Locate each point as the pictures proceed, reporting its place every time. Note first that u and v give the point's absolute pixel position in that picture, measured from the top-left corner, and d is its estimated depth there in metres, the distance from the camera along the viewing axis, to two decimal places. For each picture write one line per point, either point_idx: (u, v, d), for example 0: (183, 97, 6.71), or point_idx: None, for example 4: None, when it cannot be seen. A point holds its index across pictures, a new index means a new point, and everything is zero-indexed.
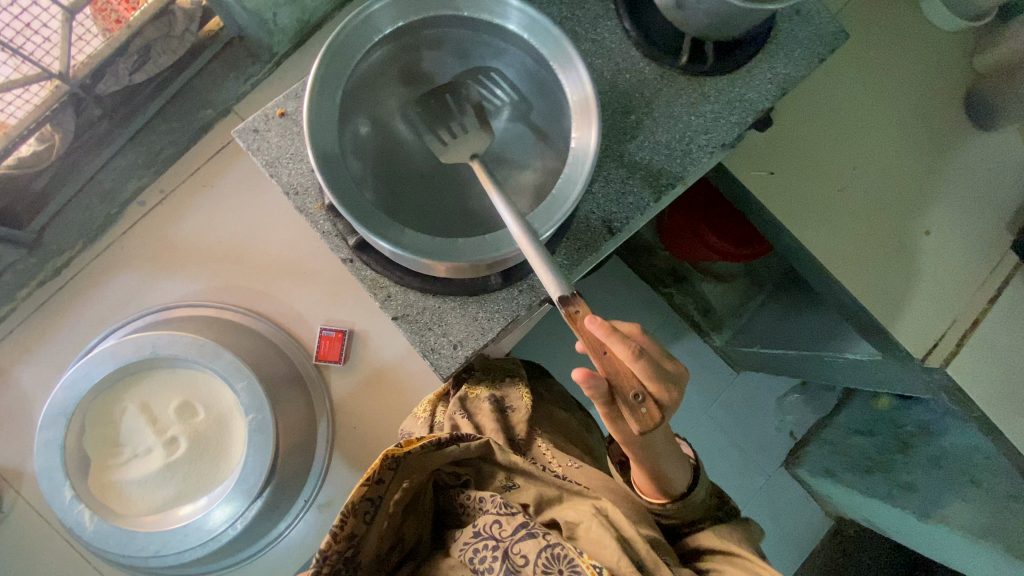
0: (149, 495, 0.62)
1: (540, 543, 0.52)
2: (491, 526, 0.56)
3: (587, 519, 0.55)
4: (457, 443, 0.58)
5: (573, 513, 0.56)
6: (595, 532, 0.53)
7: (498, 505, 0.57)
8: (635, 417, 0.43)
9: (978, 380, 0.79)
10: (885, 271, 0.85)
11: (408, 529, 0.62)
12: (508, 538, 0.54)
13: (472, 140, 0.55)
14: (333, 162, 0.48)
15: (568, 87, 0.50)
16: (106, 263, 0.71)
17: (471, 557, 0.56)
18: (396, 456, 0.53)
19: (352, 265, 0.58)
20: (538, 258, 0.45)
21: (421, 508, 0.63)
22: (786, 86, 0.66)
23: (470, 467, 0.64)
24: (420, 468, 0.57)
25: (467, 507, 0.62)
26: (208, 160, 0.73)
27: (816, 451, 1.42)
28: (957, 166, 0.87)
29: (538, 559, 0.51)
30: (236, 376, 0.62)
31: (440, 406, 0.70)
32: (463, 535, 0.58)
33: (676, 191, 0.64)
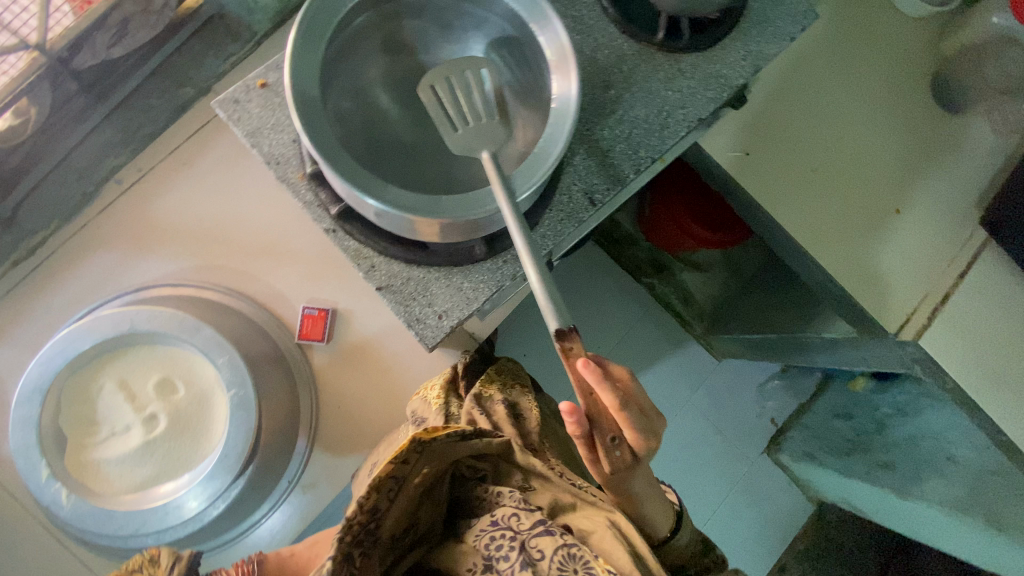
0: (127, 474, 0.61)
1: (556, 540, 0.49)
2: (509, 516, 0.53)
3: (601, 529, 0.51)
4: (479, 436, 0.56)
5: (587, 522, 0.52)
6: (608, 543, 0.50)
7: (516, 499, 0.55)
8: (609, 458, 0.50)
9: (949, 351, 0.82)
10: (858, 248, 0.88)
11: (422, 514, 0.59)
12: (525, 531, 0.52)
13: (489, 127, 0.53)
14: (316, 122, 0.47)
15: (544, 40, 0.50)
16: (81, 243, 0.70)
17: (487, 546, 0.53)
18: (421, 441, 0.51)
19: (335, 235, 0.58)
20: (513, 221, 0.46)
21: (437, 495, 0.59)
22: (760, 62, 0.68)
23: (488, 463, 0.60)
24: (441, 457, 0.54)
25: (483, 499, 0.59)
26: (187, 139, 0.72)
27: (798, 437, 1.46)
28: (922, 148, 0.91)
29: (554, 556, 0.49)
30: (217, 352, 0.62)
31: (452, 399, 0.68)
32: (478, 522, 0.56)
33: (655, 164, 0.66)
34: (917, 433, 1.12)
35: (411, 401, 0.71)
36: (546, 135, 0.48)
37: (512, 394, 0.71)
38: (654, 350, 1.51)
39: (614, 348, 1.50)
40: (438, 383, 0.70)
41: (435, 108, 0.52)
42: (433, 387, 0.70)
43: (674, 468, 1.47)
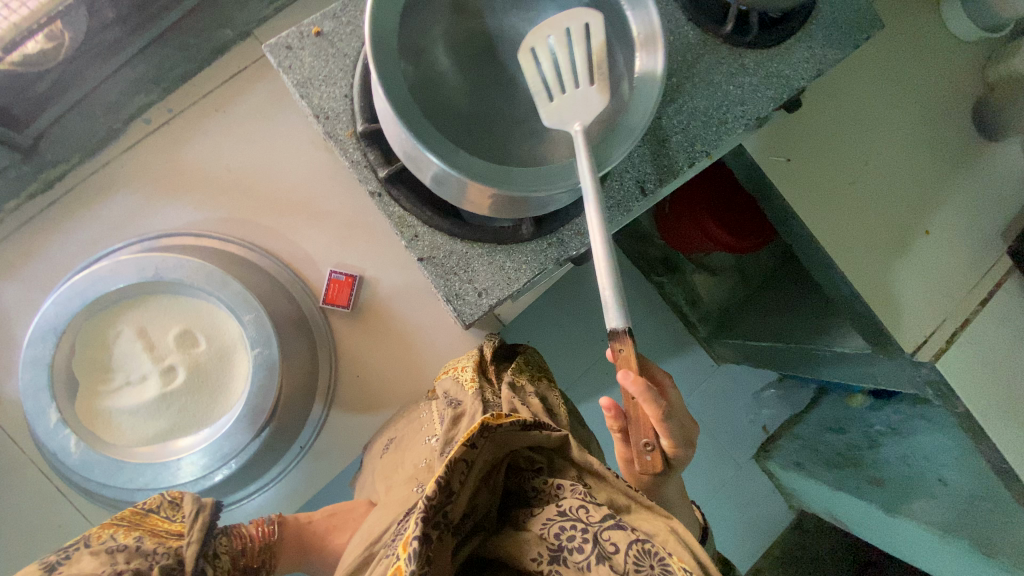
0: (140, 426, 0.58)
1: (631, 535, 0.48)
2: (577, 508, 0.52)
3: (664, 531, 0.49)
4: (539, 427, 0.56)
5: (648, 523, 0.51)
6: (672, 548, 0.48)
7: (581, 493, 0.53)
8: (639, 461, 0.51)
9: (962, 376, 0.83)
10: (885, 266, 0.87)
11: (479, 501, 0.56)
12: (596, 524, 0.50)
13: (585, 95, 0.49)
14: (388, 77, 0.45)
15: (631, 18, 0.51)
16: (103, 181, 0.67)
17: (555, 537, 0.51)
18: (489, 426, 0.52)
19: (380, 199, 0.56)
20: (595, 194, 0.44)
21: (494, 484, 0.57)
22: (822, 67, 0.66)
23: (544, 456, 0.59)
24: (502, 444, 0.55)
25: (541, 492, 0.57)
26: (223, 83, 0.69)
27: (788, 446, 1.47)
28: (960, 172, 0.90)
29: (628, 550, 0.48)
30: (243, 308, 0.59)
31: (486, 384, 0.65)
32: (543, 512, 0.54)
33: (708, 159, 0.64)
34: (911, 453, 1.14)
35: (441, 380, 0.67)
36: (634, 100, 0.50)
37: (542, 386, 0.69)
38: (657, 348, 1.51)
39: None
40: (470, 366, 0.67)
41: (534, 78, 0.50)
42: (466, 369, 0.66)
43: None
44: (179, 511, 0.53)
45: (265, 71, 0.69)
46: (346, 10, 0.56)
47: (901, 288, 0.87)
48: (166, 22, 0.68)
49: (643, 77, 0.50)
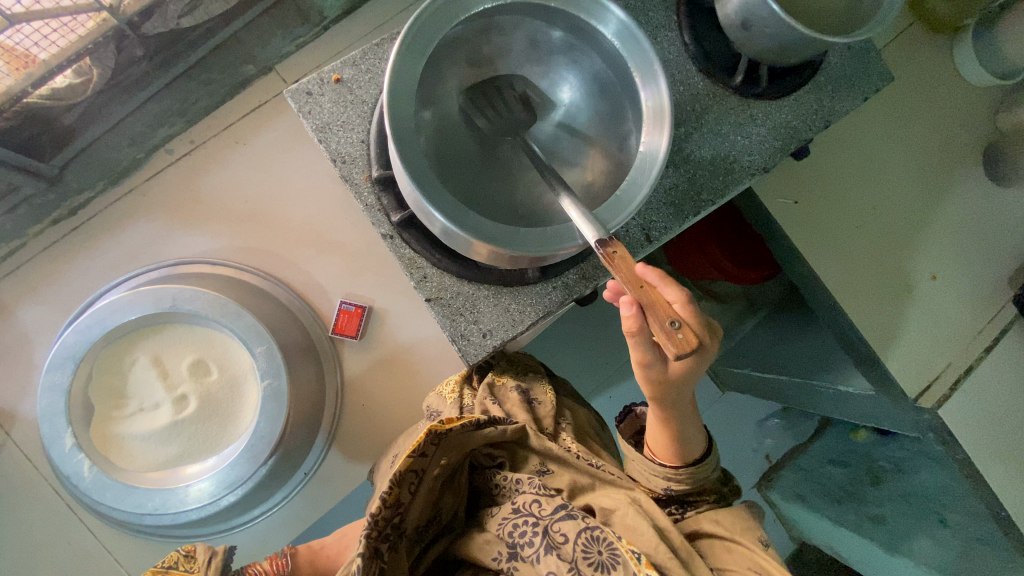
0: (151, 451, 0.60)
1: (580, 525, 0.53)
2: (530, 503, 0.56)
3: (623, 506, 0.56)
4: (494, 425, 0.60)
5: (608, 501, 0.58)
6: (630, 519, 0.55)
7: (536, 486, 0.58)
8: (671, 340, 0.39)
9: (963, 423, 0.83)
10: (889, 311, 0.88)
11: (443, 504, 0.62)
12: (547, 517, 0.55)
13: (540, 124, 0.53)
14: (406, 136, 0.47)
15: (644, 94, 0.49)
16: (126, 209, 0.69)
17: (510, 535, 0.56)
18: (438, 433, 0.55)
19: (392, 242, 0.57)
20: (581, 217, 0.45)
21: (457, 486, 0.63)
22: (830, 118, 0.67)
23: (505, 449, 0.64)
24: (458, 446, 0.58)
25: (502, 487, 0.62)
26: (243, 117, 0.71)
27: (792, 476, 1.47)
28: (966, 219, 0.90)
29: (577, 539, 0.52)
30: (255, 340, 0.61)
31: (465, 391, 0.69)
32: (500, 510, 0.59)
33: (714, 206, 0.65)
34: (914, 491, 1.12)
35: (428, 396, 0.72)
36: (628, 180, 0.48)
37: (528, 378, 0.73)
38: None
39: None
40: (451, 377, 0.72)
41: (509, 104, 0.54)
42: (448, 382, 0.71)
43: None
44: (195, 561, 0.54)
45: (284, 107, 0.72)
46: (366, 58, 0.58)
47: (906, 334, 0.87)
48: (190, 58, 0.70)
49: (644, 157, 0.48)
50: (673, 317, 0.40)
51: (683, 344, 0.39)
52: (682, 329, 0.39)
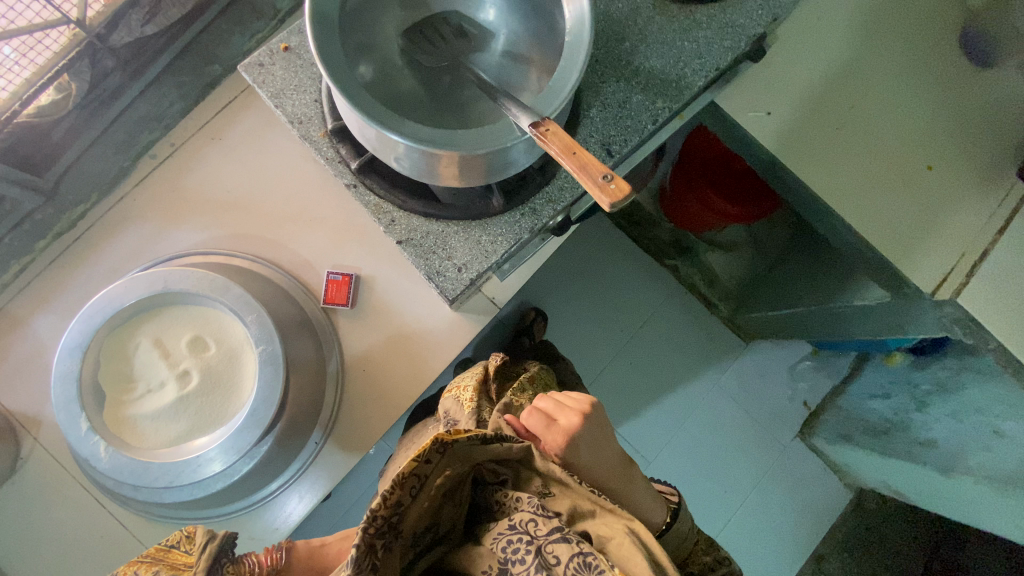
0: (162, 429, 0.63)
1: (573, 548, 0.51)
2: (526, 522, 0.55)
3: (619, 535, 0.54)
4: (500, 441, 0.59)
5: (606, 528, 0.55)
6: (625, 549, 0.52)
7: (535, 505, 0.56)
8: (604, 188, 0.38)
9: (987, 308, 0.79)
10: (887, 208, 0.85)
11: (444, 515, 0.61)
12: (542, 536, 0.53)
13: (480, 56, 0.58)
14: None
15: None
16: (120, 213, 0.73)
17: (503, 551, 0.55)
18: (444, 441, 0.53)
19: (356, 190, 0.59)
20: (517, 113, 0.45)
21: (459, 498, 0.62)
22: (776, 11, 0.67)
23: (510, 467, 0.62)
24: (461, 458, 0.57)
25: (502, 505, 0.60)
26: (217, 114, 0.75)
27: (834, 418, 1.42)
28: (952, 103, 0.87)
29: (569, 562, 0.50)
30: (245, 310, 0.63)
31: (482, 404, 0.79)
32: (497, 525, 0.57)
33: (674, 113, 0.65)
34: (960, 407, 1.05)
35: (445, 400, 0.84)
36: (558, 70, 0.47)
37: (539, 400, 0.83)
38: (679, 333, 1.50)
39: (637, 331, 1.49)
40: (470, 387, 0.82)
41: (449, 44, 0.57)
42: (466, 391, 0.82)
43: (700, 452, 1.46)
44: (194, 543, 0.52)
45: (254, 99, 0.76)
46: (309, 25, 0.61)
47: (907, 228, 0.84)
48: (159, 64, 0.75)
49: (574, 28, 0.47)
50: (604, 171, 0.39)
51: (616, 195, 0.38)
52: (615, 180, 0.38)
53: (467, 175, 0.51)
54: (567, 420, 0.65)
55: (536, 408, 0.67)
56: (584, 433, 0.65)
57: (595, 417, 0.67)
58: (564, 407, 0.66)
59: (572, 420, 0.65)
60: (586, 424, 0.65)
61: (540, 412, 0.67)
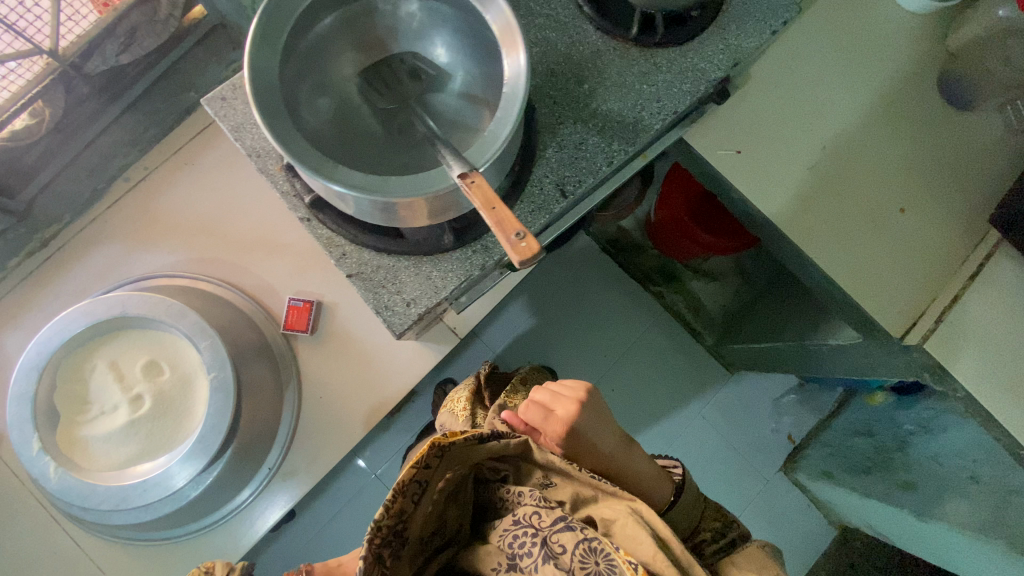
0: (113, 451, 0.64)
1: (577, 535, 0.52)
2: (531, 515, 0.58)
3: (623, 516, 0.55)
4: (497, 439, 0.61)
5: (609, 512, 0.57)
6: (630, 530, 0.54)
7: (536, 498, 0.59)
8: (515, 244, 0.39)
9: (955, 354, 0.78)
10: (858, 250, 0.84)
11: (449, 516, 0.65)
12: (546, 528, 0.56)
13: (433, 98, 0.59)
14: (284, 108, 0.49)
15: (489, 15, 0.50)
16: (91, 234, 0.75)
17: (509, 546, 0.58)
18: (441, 445, 0.56)
19: (310, 224, 0.60)
20: (447, 157, 0.47)
21: (462, 499, 0.66)
22: (738, 56, 0.67)
23: (509, 464, 0.65)
24: (464, 459, 0.60)
25: (505, 501, 0.64)
26: (190, 140, 0.77)
27: (817, 454, 1.40)
28: (927, 146, 0.87)
29: (574, 549, 0.52)
30: (200, 337, 0.64)
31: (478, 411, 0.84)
32: (502, 522, 0.60)
33: (630, 154, 0.66)
34: (940, 451, 1.05)
35: (441, 414, 0.91)
36: (496, 120, 0.48)
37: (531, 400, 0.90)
38: (663, 361, 1.49)
39: (620, 358, 1.48)
40: (463, 398, 0.89)
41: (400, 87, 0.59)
42: (460, 402, 0.88)
43: None
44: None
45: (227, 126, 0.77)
46: None
47: (877, 271, 0.84)
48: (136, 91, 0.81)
49: (511, 78, 0.48)
50: (518, 228, 0.40)
51: (526, 253, 0.40)
52: (526, 238, 0.40)
53: (434, 216, 0.54)
54: (564, 409, 0.68)
55: (533, 401, 0.70)
56: (582, 419, 0.67)
57: (592, 402, 0.69)
58: (560, 397, 0.69)
59: (569, 410, 0.67)
60: (584, 411, 0.68)
61: (538, 404, 0.69)
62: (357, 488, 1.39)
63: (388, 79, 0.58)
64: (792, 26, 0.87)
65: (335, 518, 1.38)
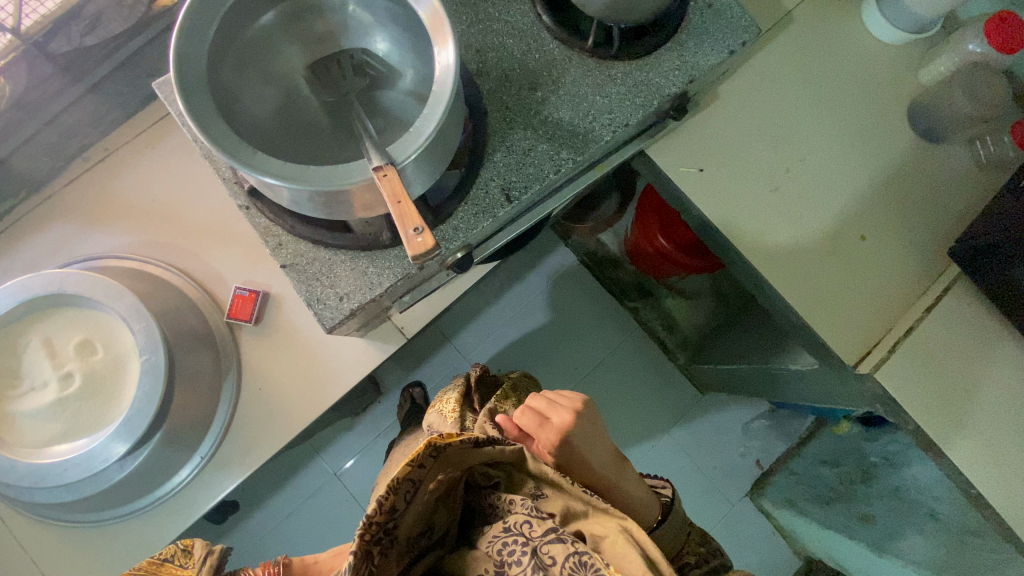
0: (38, 428, 0.63)
1: (568, 548, 0.49)
2: (521, 524, 0.54)
3: (613, 533, 0.51)
4: (493, 443, 0.54)
5: (599, 527, 0.52)
6: (620, 549, 0.49)
7: (528, 507, 0.54)
8: (410, 242, 0.43)
9: (906, 386, 0.77)
10: (815, 275, 0.83)
11: (438, 519, 0.60)
12: (537, 538, 0.52)
13: (377, 97, 0.59)
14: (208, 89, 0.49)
15: (420, 9, 0.50)
16: (45, 212, 0.75)
17: (498, 554, 0.54)
18: (437, 445, 0.50)
19: (248, 211, 0.61)
20: (370, 148, 0.47)
21: (452, 502, 0.60)
22: (693, 73, 0.68)
23: (502, 470, 0.58)
24: (456, 463, 0.54)
25: (497, 509, 0.58)
26: (152, 125, 0.77)
27: (783, 481, 1.38)
28: (893, 176, 0.86)
29: (565, 561, 0.49)
30: (135, 319, 0.64)
31: (467, 414, 0.78)
32: (492, 528, 0.57)
33: (578, 164, 0.66)
34: (903, 486, 1.08)
35: (429, 414, 0.84)
36: (421, 118, 0.47)
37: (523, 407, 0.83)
38: (634, 378, 1.48)
39: (591, 372, 1.47)
40: (453, 399, 0.82)
41: (335, 81, 0.59)
42: (448, 404, 0.81)
43: None
44: (190, 558, 0.53)
45: None
46: None
47: (834, 297, 0.83)
48: (99, 72, 0.79)
49: (442, 72, 0.48)
50: (417, 224, 0.44)
51: (421, 249, 0.44)
52: (422, 233, 0.44)
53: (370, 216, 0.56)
54: (559, 418, 0.65)
55: (528, 406, 0.67)
56: (577, 430, 0.65)
57: (587, 414, 0.67)
58: (557, 405, 0.66)
59: (565, 418, 0.65)
60: (579, 421, 0.65)
61: (533, 411, 0.67)
62: (316, 486, 1.38)
63: (324, 72, 0.59)
64: (762, 48, 0.87)
65: (291, 514, 1.36)
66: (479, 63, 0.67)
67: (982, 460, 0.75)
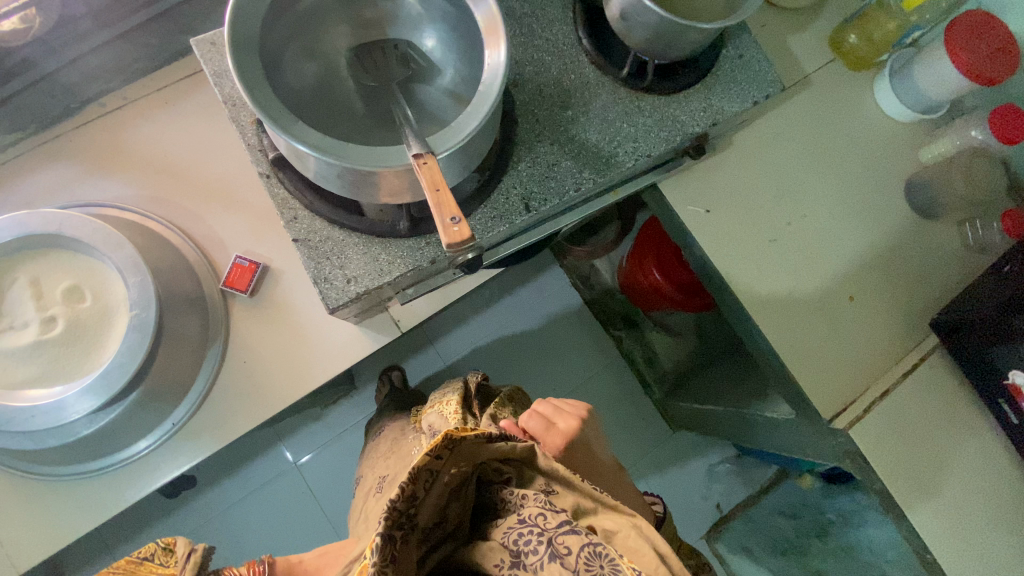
0: (10, 369, 0.61)
1: (582, 538, 0.45)
2: (536, 515, 0.50)
3: (625, 527, 0.50)
4: (505, 439, 0.54)
5: (610, 521, 0.51)
6: (632, 542, 0.49)
7: (542, 499, 0.51)
8: (445, 231, 0.43)
9: (876, 445, 0.80)
10: (803, 327, 0.86)
11: (450, 512, 0.55)
12: (552, 528, 0.48)
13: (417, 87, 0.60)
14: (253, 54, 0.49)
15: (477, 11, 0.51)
16: (52, 151, 0.74)
17: (514, 544, 0.50)
18: (453, 438, 0.49)
19: (268, 179, 0.61)
20: (412, 135, 0.48)
21: (464, 495, 0.56)
22: (717, 116, 0.70)
23: (513, 465, 0.56)
24: (469, 458, 0.52)
25: (507, 505, 0.55)
26: (177, 82, 0.77)
27: (740, 528, 1.40)
28: (885, 243, 0.90)
29: (578, 553, 0.45)
30: (131, 271, 0.62)
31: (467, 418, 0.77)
32: (505, 520, 0.53)
33: (599, 185, 0.67)
34: (857, 545, 1.11)
35: (427, 415, 0.81)
36: (466, 113, 0.48)
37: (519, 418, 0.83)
38: (608, 406, 1.48)
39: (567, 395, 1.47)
40: (454, 401, 0.80)
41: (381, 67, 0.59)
42: (450, 405, 0.79)
43: None
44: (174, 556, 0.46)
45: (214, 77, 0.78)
46: None
47: (819, 351, 0.85)
48: (132, 20, 0.74)
49: (491, 72, 0.49)
50: (454, 213, 0.44)
51: (458, 237, 0.44)
52: (459, 223, 0.44)
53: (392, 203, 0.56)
54: (565, 424, 0.66)
55: (536, 411, 0.67)
56: (581, 436, 0.66)
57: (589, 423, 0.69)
58: (562, 412, 0.67)
59: (570, 424, 0.66)
60: (583, 428, 0.67)
61: (540, 415, 0.67)
62: (273, 473, 1.34)
63: (369, 59, 0.59)
64: (779, 105, 0.91)
65: (242, 499, 1.32)
66: (517, 74, 0.68)
67: (937, 526, 0.78)
